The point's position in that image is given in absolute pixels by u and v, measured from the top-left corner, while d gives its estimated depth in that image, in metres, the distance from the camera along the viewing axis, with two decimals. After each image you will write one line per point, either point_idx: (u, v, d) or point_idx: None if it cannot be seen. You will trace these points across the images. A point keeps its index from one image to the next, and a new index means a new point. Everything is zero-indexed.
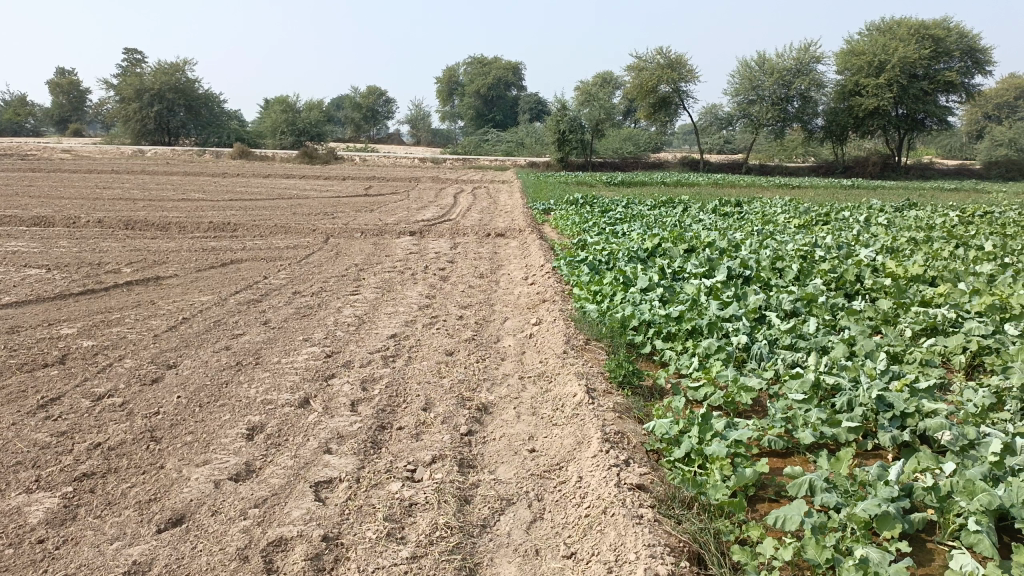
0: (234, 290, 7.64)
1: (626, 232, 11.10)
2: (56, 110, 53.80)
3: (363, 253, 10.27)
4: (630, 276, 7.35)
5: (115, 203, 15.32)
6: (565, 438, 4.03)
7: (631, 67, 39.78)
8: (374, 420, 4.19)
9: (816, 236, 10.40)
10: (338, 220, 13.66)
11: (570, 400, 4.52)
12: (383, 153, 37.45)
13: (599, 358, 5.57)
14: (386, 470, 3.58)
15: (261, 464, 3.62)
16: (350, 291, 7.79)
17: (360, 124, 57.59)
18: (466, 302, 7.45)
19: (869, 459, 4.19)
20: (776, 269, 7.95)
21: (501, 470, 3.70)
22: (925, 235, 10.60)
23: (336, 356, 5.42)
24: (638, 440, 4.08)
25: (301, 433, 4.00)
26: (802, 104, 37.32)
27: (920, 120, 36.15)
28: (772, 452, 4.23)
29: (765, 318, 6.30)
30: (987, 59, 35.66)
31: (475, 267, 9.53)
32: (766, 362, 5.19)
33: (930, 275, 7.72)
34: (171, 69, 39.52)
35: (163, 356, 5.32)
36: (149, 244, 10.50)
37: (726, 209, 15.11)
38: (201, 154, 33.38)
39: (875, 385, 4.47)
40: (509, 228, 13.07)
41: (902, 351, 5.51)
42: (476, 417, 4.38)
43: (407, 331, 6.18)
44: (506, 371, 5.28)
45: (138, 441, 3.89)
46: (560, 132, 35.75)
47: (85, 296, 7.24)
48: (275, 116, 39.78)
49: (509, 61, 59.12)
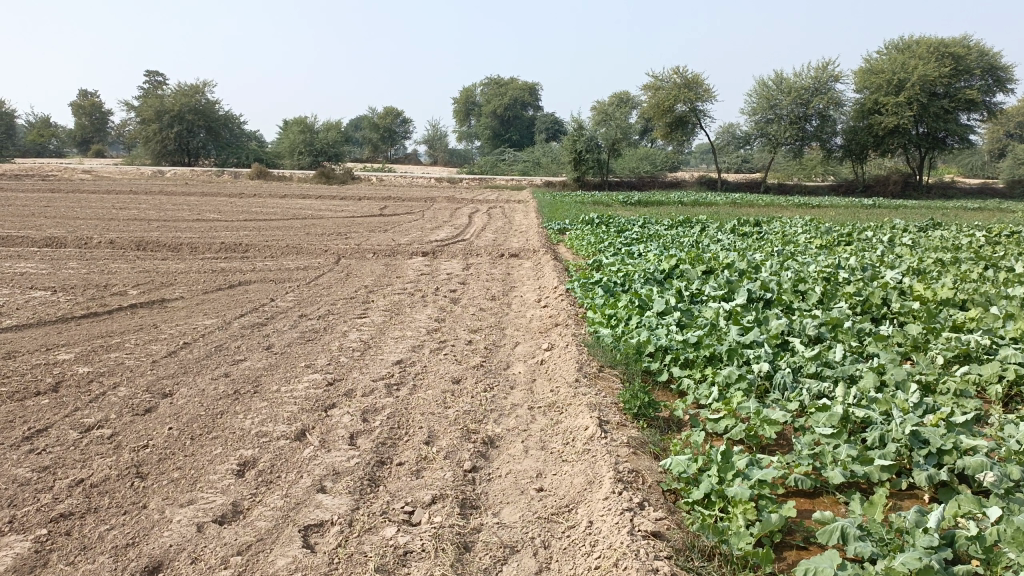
0: (239, 313, 7.44)
1: (642, 253, 10.85)
2: (78, 131, 54.63)
3: (373, 275, 10.10)
4: (646, 299, 7.08)
5: (129, 223, 15.30)
6: (576, 476, 3.77)
7: (647, 86, 39.67)
8: (373, 455, 3.96)
9: (839, 257, 10.10)
10: (350, 241, 13.52)
11: (581, 434, 4.26)
12: (401, 174, 37.50)
13: (613, 387, 5.30)
14: (383, 512, 3.34)
15: (249, 504, 3.40)
16: (357, 314, 7.58)
17: (377, 145, 57.70)
18: (476, 326, 7.22)
19: (904, 499, 3.90)
20: (798, 292, 7.66)
21: (506, 512, 3.44)
22: (952, 257, 10.26)
23: (338, 384, 5.20)
24: (654, 479, 3.80)
25: (295, 469, 3.77)
26: (821, 124, 37.15)
27: (941, 138, 35.66)
28: (798, 492, 3.95)
29: (788, 344, 6.01)
30: (1009, 76, 35.21)
31: (487, 289, 9.31)
32: (790, 392, 4.91)
33: (960, 299, 7.40)
34: (192, 91, 40.00)
35: (159, 384, 5.12)
36: (158, 266, 10.38)
37: (745, 229, 14.82)
38: (219, 174, 33.53)
39: (908, 418, 4.18)
40: (523, 248, 12.86)
41: (934, 380, 5.21)
42: (481, 452, 4.13)
43: (413, 356, 5.96)
44: (514, 401, 5.02)
45: (122, 477, 3.68)
46: (576, 152, 35.67)
47: (88, 319, 7.09)
48: (293, 137, 39.96)
49: (525, 81, 59.30)
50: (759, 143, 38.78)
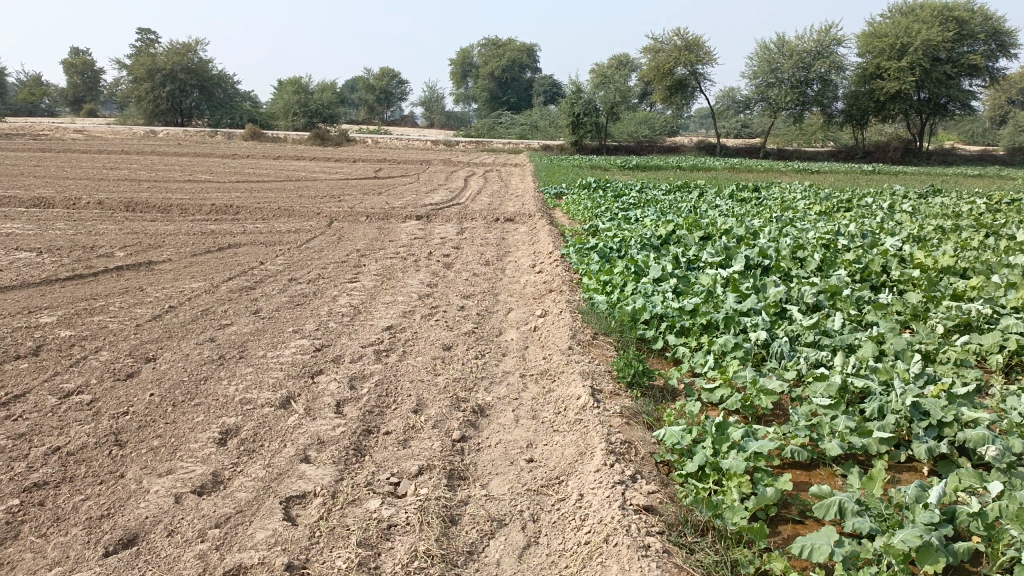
0: (227, 276, 7.30)
1: (639, 218, 10.71)
2: (71, 90, 53.78)
3: (366, 238, 9.93)
4: (642, 265, 6.95)
5: (120, 184, 15.07)
6: (567, 447, 3.67)
7: (648, 49, 39.10)
8: (359, 424, 3.85)
9: (838, 223, 9.94)
10: (344, 203, 13.32)
11: (574, 404, 4.15)
12: (397, 136, 37.07)
13: (607, 355, 5.19)
14: (368, 483, 3.24)
15: (230, 474, 3.30)
16: (348, 278, 7.44)
17: (373, 106, 57.01)
18: (469, 292, 7.09)
19: (901, 472, 3.81)
20: (797, 258, 7.53)
21: (494, 484, 3.35)
22: (953, 224, 10.12)
23: (326, 350, 5.08)
24: (648, 450, 3.70)
25: (278, 438, 3.67)
26: (822, 88, 36.68)
27: (942, 104, 35.23)
28: (795, 465, 3.85)
29: (786, 313, 5.90)
30: (1013, 41, 34.72)
31: (481, 254, 9.16)
32: (787, 361, 4.82)
33: (961, 267, 7.28)
34: (184, 49, 39.32)
35: (143, 349, 4.99)
36: (146, 227, 10.21)
37: (744, 195, 14.65)
38: (212, 134, 33.09)
39: (909, 389, 4.08)
40: (519, 213, 12.67)
41: (934, 350, 5.11)
42: (471, 421, 4.03)
43: (403, 322, 5.84)
44: (506, 368, 4.91)
45: (100, 445, 3.57)
46: (574, 115, 35.30)
47: (73, 281, 6.94)
48: (288, 98, 39.41)
49: (524, 43, 58.47)
50: (759, 107, 38.32)
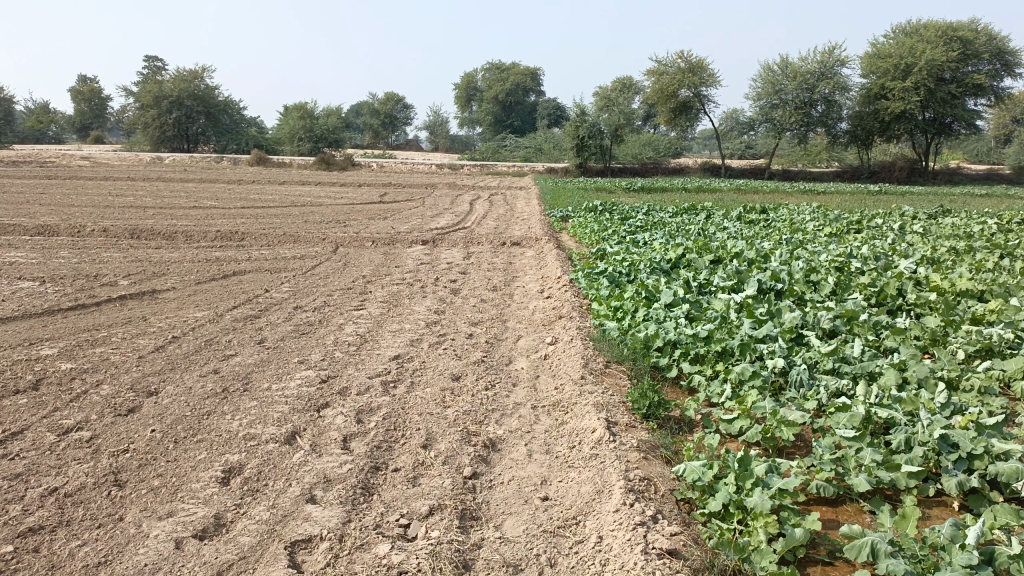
0: (232, 305, 7.20)
1: (647, 241, 10.59)
2: (78, 118, 54.18)
3: (372, 264, 9.84)
4: (653, 290, 6.82)
5: (125, 211, 15.04)
6: (583, 484, 3.53)
7: (651, 71, 39.25)
8: (367, 460, 3.71)
9: (849, 246, 9.81)
10: (349, 229, 13.25)
11: (589, 437, 4.01)
12: (401, 160, 37.13)
13: (620, 385, 5.06)
14: (376, 526, 3.10)
15: (233, 516, 3.17)
16: (354, 306, 7.33)
17: (378, 131, 57.30)
18: (477, 319, 6.96)
19: (931, 508, 3.65)
20: (810, 282, 7.38)
21: (508, 525, 3.20)
22: (966, 245, 9.98)
23: (332, 382, 4.95)
24: (667, 487, 3.55)
25: (283, 476, 3.53)
26: (826, 109, 36.70)
27: (947, 124, 35.18)
28: (820, 501, 3.69)
29: (802, 338, 5.75)
30: (1017, 60, 34.74)
31: (489, 279, 9.05)
32: (807, 390, 4.67)
33: (978, 290, 7.14)
34: (190, 76, 39.61)
35: (145, 382, 4.87)
36: (151, 255, 10.13)
37: (752, 216, 14.52)
38: (218, 160, 33.22)
39: (936, 420, 3.93)
40: (526, 236, 12.58)
41: (958, 377, 4.96)
42: (482, 456, 3.89)
43: (411, 351, 5.72)
44: (517, 399, 4.77)
45: (99, 485, 3.44)
46: (579, 138, 35.35)
47: (75, 311, 6.84)
48: (293, 123, 39.62)
49: (527, 67, 58.80)
50: (763, 128, 38.33)
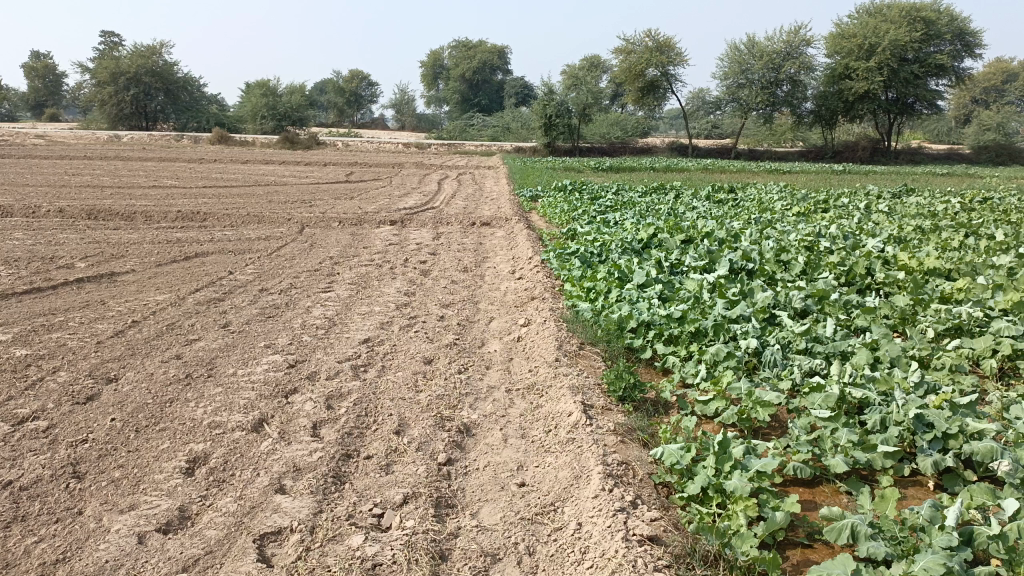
0: (194, 287, 6.99)
1: (618, 221, 10.54)
2: (32, 94, 52.53)
3: (339, 245, 9.66)
4: (626, 270, 6.76)
5: (82, 190, 14.59)
6: (561, 469, 3.47)
7: (619, 50, 39.12)
8: (337, 448, 3.61)
9: (819, 225, 9.85)
10: (315, 209, 13.01)
11: (565, 421, 3.95)
12: (367, 138, 36.62)
13: (595, 367, 5.00)
14: (350, 516, 3.01)
15: (198, 508, 3.05)
16: (322, 287, 7.17)
17: (343, 109, 56.48)
18: (448, 300, 6.86)
19: (907, 487, 3.66)
20: (781, 261, 7.38)
21: (485, 513, 3.13)
22: (932, 223, 10.08)
23: (301, 366, 4.82)
24: (645, 471, 3.50)
25: (251, 466, 3.41)
26: (792, 89, 36.97)
27: (909, 104, 35.65)
28: (796, 482, 3.67)
29: (775, 318, 5.74)
30: (978, 42, 35.23)
31: (459, 260, 8.93)
32: (781, 371, 4.66)
33: (946, 268, 7.19)
34: (148, 52, 38.55)
35: (104, 368, 4.69)
36: (109, 236, 9.82)
37: (720, 196, 14.55)
38: (179, 138, 32.49)
39: (910, 400, 3.93)
40: (496, 216, 12.45)
41: (928, 356, 4.98)
42: (457, 442, 3.81)
43: (381, 334, 5.60)
44: (491, 383, 4.69)
45: (56, 477, 3.29)
46: (547, 117, 35.15)
47: (30, 295, 6.60)
48: (256, 101, 38.85)
49: (495, 45, 58.27)
50: (730, 108, 38.50)
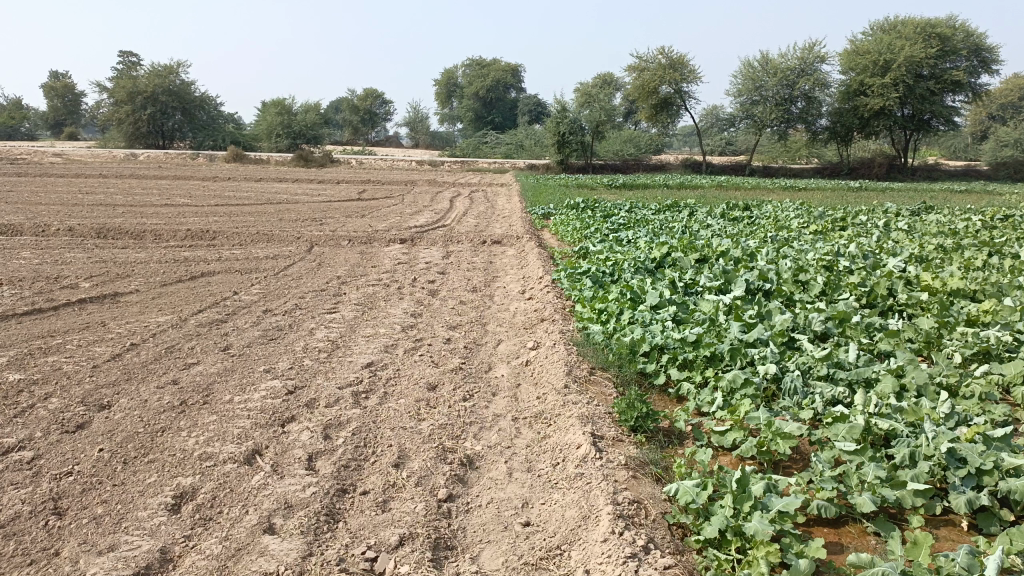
0: (197, 308, 6.86)
1: (631, 239, 10.36)
2: (51, 114, 53.14)
3: (347, 264, 9.52)
4: (638, 291, 6.56)
5: (94, 209, 14.60)
6: (567, 508, 3.26)
7: (632, 67, 39.06)
8: (332, 482, 3.42)
9: (837, 243, 9.60)
10: (325, 227, 12.90)
11: (573, 454, 3.74)
12: (381, 156, 36.67)
13: (606, 394, 4.80)
14: (340, 560, 2.82)
15: (181, 550, 2.87)
16: (327, 308, 7.01)
17: (357, 127, 56.72)
18: (455, 322, 6.68)
19: (939, 528, 3.42)
20: (799, 282, 7.15)
21: (486, 556, 2.93)
22: (955, 242, 9.81)
23: (299, 393, 4.63)
24: (658, 510, 3.28)
25: (239, 502, 3.23)
26: (806, 105, 36.71)
27: (926, 120, 35.32)
28: (820, 521, 3.45)
29: (794, 342, 5.51)
30: (994, 57, 34.90)
31: (468, 280, 8.77)
32: (801, 399, 4.44)
33: (971, 289, 6.95)
34: (166, 72, 38.87)
35: (97, 395, 4.53)
36: (117, 255, 9.72)
37: (735, 214, 14.31)
38: (194, 157, 32.65)
39: (940, 432, 3.70)
40: (507, 234, 12.30)
41: (957, 383, 4.73)
42: (459, 476, 3.61)
43: (385, 358, 5.42)
44: (497, 411, 4.49)
45: (35, 514, 3.12)
46: (560, 134, 35.07)
47: (31, 316, 6.47)
48: (270, 119, 39.03)
49: (508, 63, 58.45)
50: (744, 124, 38.28)
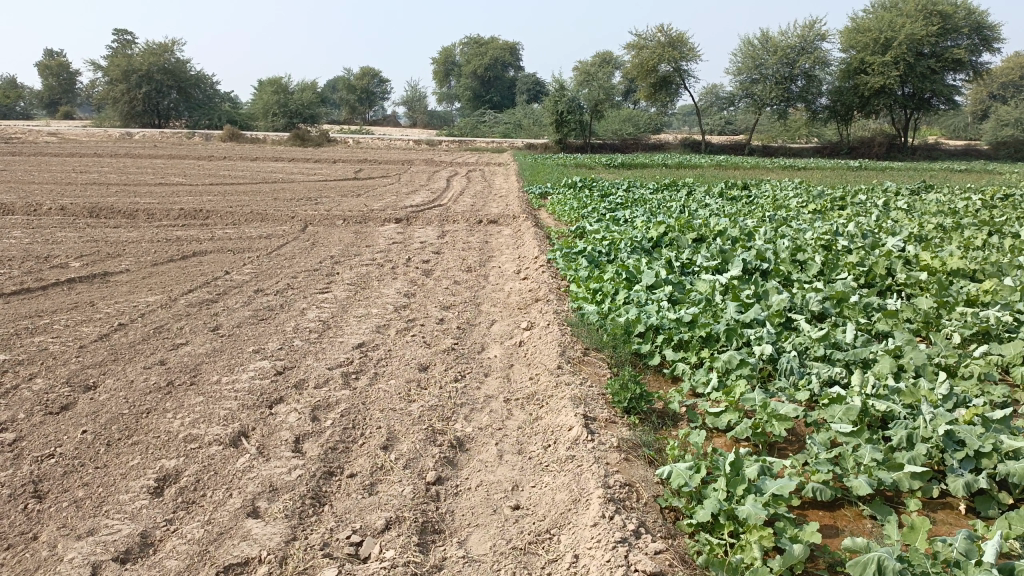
0: (188, 288, 6.77)
1: (628, 218, 10.27)
2: (46, 92, 52.69)
3: (342, 244, 9.42)
4: (634, 271, 6.47)
5: (87, 188, 14.47)
6: (558, 491, 3.21)
7: (631, 45, 38.70)
8: (319, 465, 3.35)
9: (836, 223, 9.50)
10: (321, 207, 12.78)
11: (564, 437, 3.68)
12: (378, 136, 36.43)
13: (599, 375, 4.73)
14: (324, 545, 2.76)
15: (162, 534, 2.82)
16: (319, 288, 6.93)
17: (355, 106, 56.28)
18: (449, 302, 6.60)
19: (937, 512, 3.37)
20: (797, 261, 7.07)
21: (474, 540, 2.88)
22: (954, 221, 9.72)
23: (288, 373, 4.56)
24: (650, 493, 3.22)
25: (223, 485, 3.17)
26: (806, 84, 36.40)
27: (927, 99, 35.08)
28: (815, 505, 3.39)
29: (791, 322, 5.43)
30: (996, 35, 34.62)
31: (463, 259, 8.68)
32: (797, 380, 4.38)
33: (970, 269, 6.87)
34: (161, 49, 38.50)
35: (82, 375, 4.46)
36: (108, 235, 9.62)
37: (733, 193, 14.20)
38: (190, 136, 32.36)
39: (938, 414, 3.64)
40: (503, 214, 12.18)
41: (955, 364, 4.66)
42: (448, 458, 3.55)
43: (376, 338, 5.35)
44: (488, 392, 4.42)
45: (14, 498, 3.06)
46: (558, 113, 34.83)
47: (19, 296, 6.37)
48: (266, 98, 38.72)
49: (506, 41, 57.94)
50: (744, 103, 37.98)
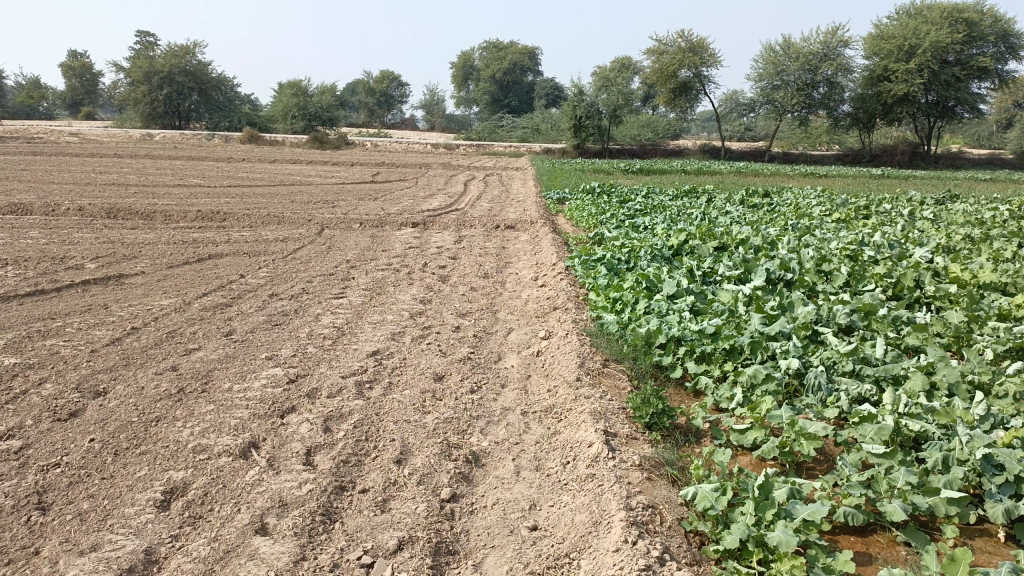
0: (202, 292, 6.70)
1: (648, 225, 10.11)
2: (69, 93, 53.24)
3: (358, 247, 9.34)
4: (655, 280, 6.32)
5: (106, 188, 14.52)
6: (578, 512, 3.08)
7: (651, 50, 38.51)
8: (330, 479, 3.25)
9: (861, 232, 9.29)
10: (338, 210, 12.74)
11: (584, 453, 3.55)
12: (396, 139, 36.44)
13: (620, 388, 4.59)
14: (334, 566, 2.66)
15: (167, 551, 2.72)
16: (334, 293, 6.84)
17: (373, 109, 56.44)
18: (465, 309, 6.50)
19: (975, 539, 3.21)
20: (822, 272, 6.89)
21: (490, 563, 2.76)
22: (982, 232, 9.49)
23: (301, 382, 4.46)
24: (675, 516, 3.08)
25: (231, 500, 3.07)
26: (828, 91, 36.04)
27: (951, 107, 34.62)
28: (846, 530, 3.25)
29: (818, 335, 5.26)
30: (1022, 43, 34.13)
31: (480, 265, 8.58)
32: (826, 397, 4.22)
33: (1002, 282, 6.66)
34: (182, 52, 38.78)
35: (93, 380, 4.38)
36: (125, 236, 9.60)
37: (754, 200, 14.02)
38: (210, 138, 32.53)
39: (976, 436, 3.48)
40: (521, 219, 12.07)
41: (989, 382, 4.47)
42: (464, 474, 3.43)
43: (391, 346, 5.24)
44: (505, 404, 4.30)
45: (18, 509, 2.97)
46: (576, 118, 34.72)
47: (33, 298, 6.34)
48: (286, 101, 38.89)
49: (525, 46, 57.90)
50: (764, 109, 37.68)
